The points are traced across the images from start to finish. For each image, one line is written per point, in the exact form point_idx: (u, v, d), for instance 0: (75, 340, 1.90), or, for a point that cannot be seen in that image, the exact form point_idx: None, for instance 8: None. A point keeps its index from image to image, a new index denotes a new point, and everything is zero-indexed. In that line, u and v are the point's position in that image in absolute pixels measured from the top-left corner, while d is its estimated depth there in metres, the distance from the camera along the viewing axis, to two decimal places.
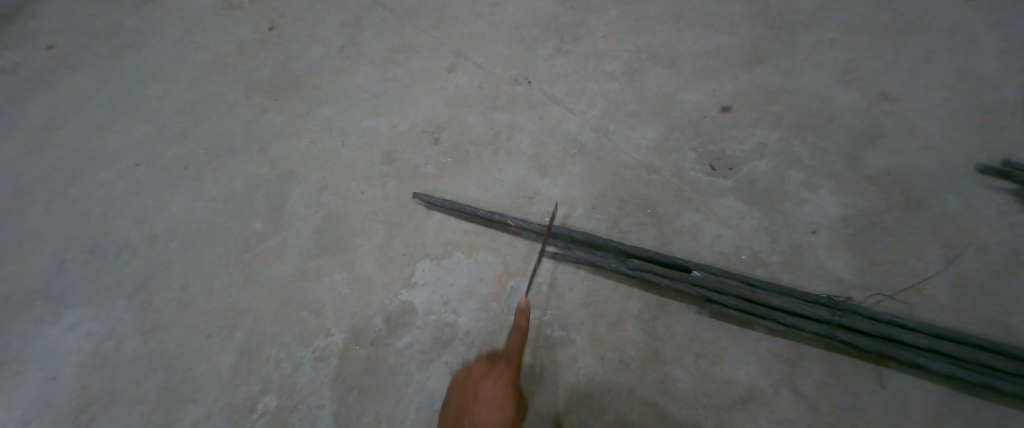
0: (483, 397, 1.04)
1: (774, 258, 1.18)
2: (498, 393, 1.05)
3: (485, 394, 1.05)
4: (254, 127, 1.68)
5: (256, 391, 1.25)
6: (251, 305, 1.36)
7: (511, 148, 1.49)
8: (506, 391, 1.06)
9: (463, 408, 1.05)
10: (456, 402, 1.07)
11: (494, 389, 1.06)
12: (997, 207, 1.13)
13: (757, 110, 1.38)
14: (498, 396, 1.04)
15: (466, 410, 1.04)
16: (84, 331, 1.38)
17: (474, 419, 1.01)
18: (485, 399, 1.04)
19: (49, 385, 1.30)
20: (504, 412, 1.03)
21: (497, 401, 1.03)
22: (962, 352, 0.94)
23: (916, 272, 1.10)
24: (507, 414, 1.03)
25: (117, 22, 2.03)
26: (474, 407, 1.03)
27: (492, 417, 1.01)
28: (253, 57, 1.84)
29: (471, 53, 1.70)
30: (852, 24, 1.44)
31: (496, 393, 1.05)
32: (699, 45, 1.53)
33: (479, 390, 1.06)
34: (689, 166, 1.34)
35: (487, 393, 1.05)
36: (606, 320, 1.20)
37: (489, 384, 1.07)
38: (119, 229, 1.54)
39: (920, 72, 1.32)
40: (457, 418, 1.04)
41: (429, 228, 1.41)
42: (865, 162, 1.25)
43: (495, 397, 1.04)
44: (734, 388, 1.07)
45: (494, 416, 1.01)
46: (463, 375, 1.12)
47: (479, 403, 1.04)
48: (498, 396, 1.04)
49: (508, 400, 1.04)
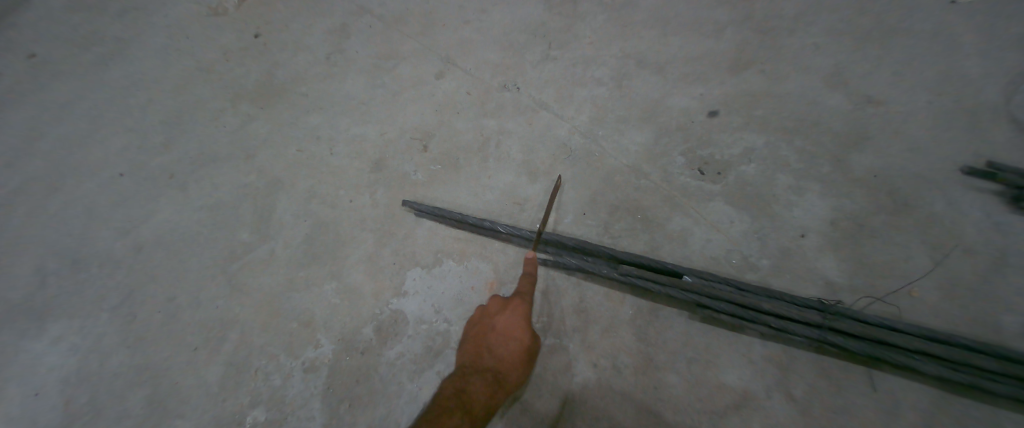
0: (500, 329, 1.12)
1: (765, 262, 1.19)
2: (514, 324, 1.11)
3: (502, 326, 1.12)
4: (240, 135, 1.66)
5: (244, 405, 1.22)
6: (238, 316, 1.34)
7: (501, 154, 1.48)
8: (521, 321, 1.12)
9: (482, 338, 1.13)
10: (474, 334, 1.15)
11: (510, 321, 1.12)
12: (982, 208, 1.14)
13: (744, 114, 1.39)
14: (514, 327, 1.11)
15: (485, 340, 1.12)
16: (66, 346, 1.35)
17: (494, 347, 1.10)
18: (502, 330, 1.11)
19: (31, 402, 1.27)
20: (520, 342, 1.10)
21: (513, 331, 1.10)
22: (951, 354, 0.95)
23: (903, 273, 1.11)
24: (525, 343, 1.10)
25: (100, 30, 2.00)
26: (492, 337, 1.12)
27: (510, 345, 1.09)
28: (239, 65, 1.82)
29: (460, 59, 1.70)
30: (836, 28, 1.46)
31: (512, 326, 1.11)
32: (686, 50, 1.54)
33: (496, 323, 1.14)
34: (679, 170, 1.35)
35: (504, 325, 1.12)
36: (598, 327, 1.19)
37: (505, 317, 1.13)
38: (103, 241, 1.51)
39: (903, 75, 1.34)
40: (477, 348, 1.12)
41: (419, 236, 1.40)
42: (851, 165, 1.26)
43: (512, 328, 1.11)
44: (727, 392, 1.07)
45: (512, 344, 1.09)
46: (480, 313, 1.19)
47: (497, 335, 1.11)
48: (514, 327, 1.11)
49: (524, 331, 1.11)
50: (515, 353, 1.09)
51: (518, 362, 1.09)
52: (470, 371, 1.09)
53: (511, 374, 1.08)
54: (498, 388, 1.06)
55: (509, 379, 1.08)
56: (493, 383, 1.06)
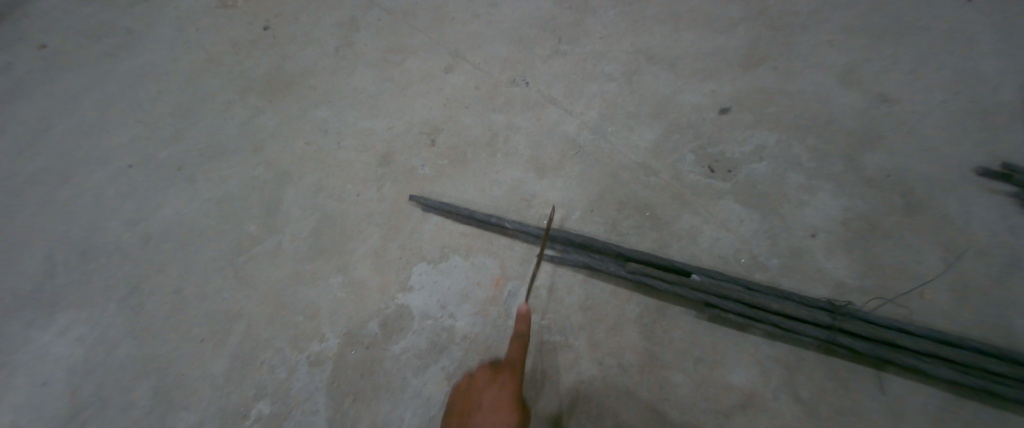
0: (487, 407, 0.94)
1: (774, 261, 1.18)
2: (503, 403, 0.94)
3: (489, 403, 0.95)
4: (248, 128, 1.66)
5: (250, 397, 1.23)
6: (245, 309, 1.34)
7: (509, 150, 1.47)
8: (511, 400, 0.95)
9: (465, 417, 0.95)
10: (457, 410, 0.98)
11: (499, 398, 0.96)
12: (997, 210, 1.12)
13: (756, 112, 1.37)
14: (503, 406, 0.94)
15: (470, 418, 0.94)
16: (74, 335, 1.36)
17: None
18: (489, 409, 0.94)
19: (39, 390, 1.28)
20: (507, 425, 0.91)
21: (502, 410, 0.93)
22: (964, 357, 0.93)
23: (916, 276, 1.10)
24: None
25: (109, 21, 2.00)
26: (478, 416, 0.93)
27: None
28: (247, 58, 1.82)
29: (468, 54, 1.68)
30: (851, 25, 1.44)
31: (500, 403, 0.94)
32: (698, 46, 1.52)
33: (483, 397, 0.97)
34: (688, 168, 1.33)
35: (492, 402, 0.95)
36: (604, 325, 1.19)
37: (494, 393, 0.97)
38: (112, 232, 1.52)
39: (919, 74, 1.32)
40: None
41: (425, 231, 1.39)
42: (864, 165, 1.24)
43: (500, 406, 0.94)
44: (734, 393, 1.06)
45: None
46: (466, 382, 1.03)
47: (483, 412, 0.93)
48: (503, 405, 0.94)
49: (513, 412, 0.93)
50: None
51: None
52: None
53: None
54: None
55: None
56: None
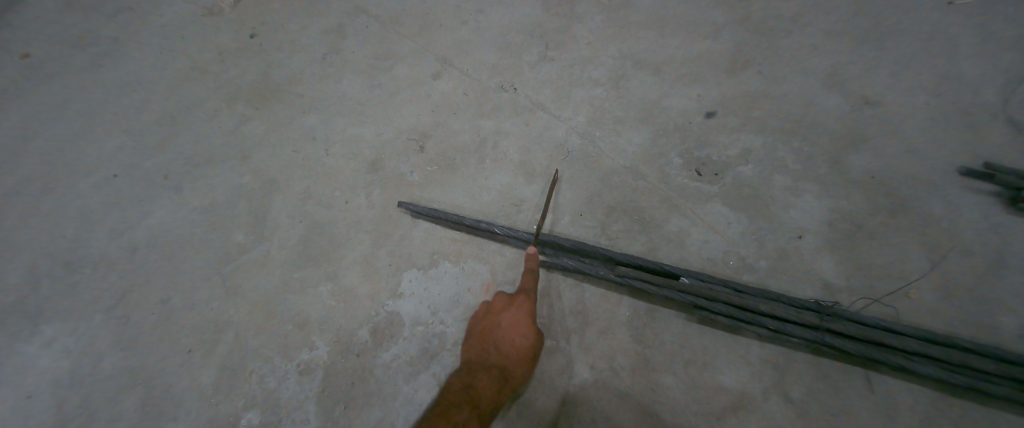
0: (505, 326, 1.12)
1: (762, 263, 1.18)
2: (519, 321, 1.10)
3: (508, 322, 1.12)
4: (236, 136, 1.65)
5: (239, 407, 1.21)
6: (233, 319, 1.33)
7: (498, 155, 1.48)
8: (526, 318, 1.10)
9: (488, 335, 1.13)
10: (480, 331, 1.15)
11: (516, 317, 1.12)
12: (979, 209, 1.14)
13: (742, 115, 1.38)
14: (520, 324, 1.10)
15: (493, 335, 1.12)
16: (58, 348, 1.33)
17: (500, 342, 1.11)
18: (508, 329, 1.11)
19: (23, 404, 1.26)
20: (524, 337, 1.09)
21: (519, 328, 1.10)
22: (949, 355, 0.94)
23: (901, 275, 1.11)
24: (531, 338, 1.09)
25: (95, 30, 1.99)
26: (499, 333, 1.12)
27: (515, 341, 1.09)
28: (235, 65, 1.81)
29: (456, 60, 1.69)
30: (833, 29, 1.46)
31: (518, 323, 1.11)
32: (684, 50, 1.53)
33: (502, 318, 1.13)
34: (676, 171, 1.34)
35: (510, 321, 1.12)
36: (595, 328, 1.19)
37: (511, 314, 1.12)
38: (98, 242, 1.50)
39: (901, 76, 1.34)
40: (483, 345, 1.12)
41: (415, 237, 1.39)
42: (849, 166, 1.25)
43: (517, 326, 1.10)
44: (725, 394, 1.07)
45: (517, 341, 1.09)
46: (485, 309, 1.19)
47: (503, 331, 1.11)
48: (520, 322, 1.10)
49: (530, 327, 1.10)
50: (519, 349, 1.09)
51: (524, 357, 1.09)
52: (475, 367, 1.10)
53: (516, 368, 1.09)
54: (506, 381, 1.08)
55: (516, 372, 1.09)
56: (499, 376, 1.08)
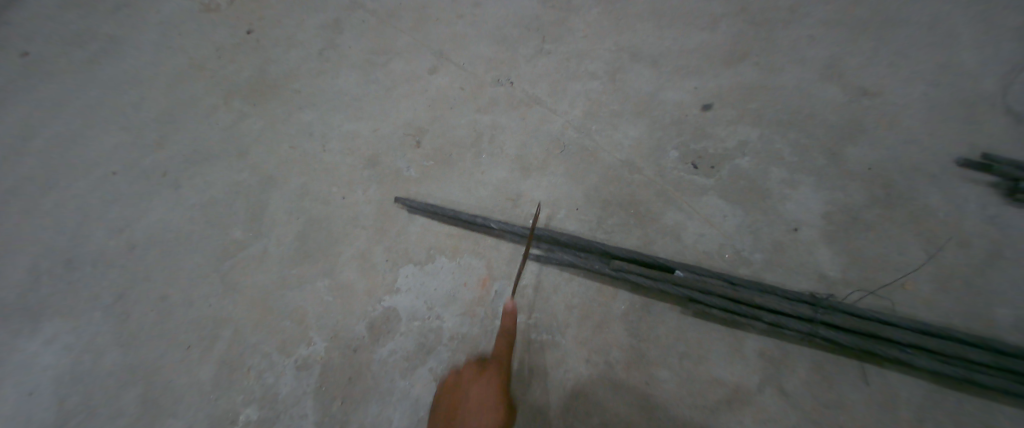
0: (474, 399, 0.97)
1: (758, 256, 1.18)
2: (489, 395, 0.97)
3: (478, 396, 0.98)
4: (232, 133, 1.65)
5: (238, 402, 1.22)
6: (231, 314, 1.34)
7: (494, 150, 1.47)
8: (499, 393, 0.98)
9: (452, 411, 0.97)
10: (445, 405, 1.00)
11: (486, 390, 0.98)
12: (977, 201, 1.13)
13: (739, 108, 1.37)
14: (491, 398, 0.96)
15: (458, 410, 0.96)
16: (60, 345, 1.35)
17: (465, 422, 0.94)
18: (475, 403, 0.96)
19: (27, 401, 1.27)
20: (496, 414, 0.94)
21: (490, 403, 0.96)
22: (945, 347, 0.94)
23: (897, 267, 1.11)
24: (500, 421, 0.93)
25: (91, 27, 1.98)
26: (466, 407, 0.96)
27: (482, 422, 0.93)
28: (231, 62, 1.81)
29: (452, 54, 1.68)
30: (832, 19, 1.44)
31: (488, 397, 0.97)
32: (680, 42, 1.52)
33: (471, 391, 0.99)
34: (672, 164, 1.34)
35: (479, 395, 0.98)
36: (591, 323, 1.19)
37: (480, 387, 0.99)
38: (97, 239, 1.50)
39: (900, 66, 1.32)
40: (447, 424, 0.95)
41: (411, 232, 1.39)
42: (846, 158, 1.25)
43: (486, 402, 0.96)
44: (720, 387, 1.07)
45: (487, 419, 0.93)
46: (451, 377, 1.05)
47: (471, 406, 0.96)
48: (491, 395, 0.97)
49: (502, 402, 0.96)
50: None
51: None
52: None
53: None
54: None
55: None
56: None
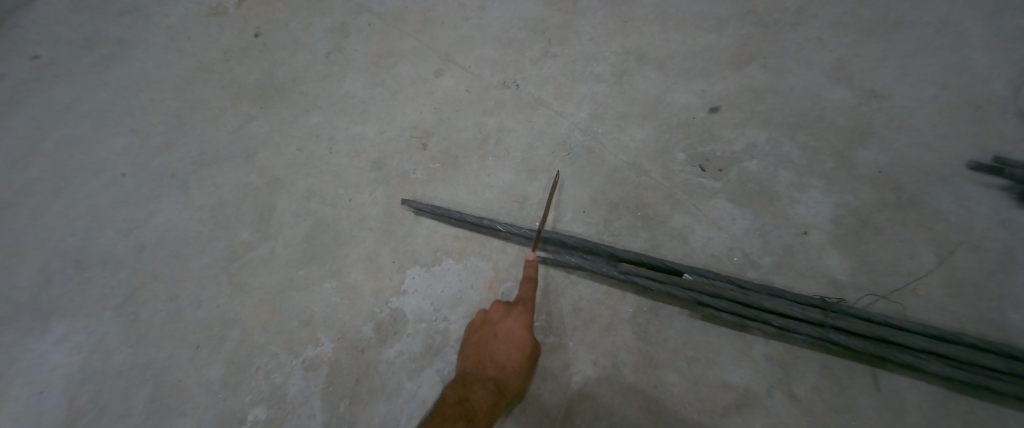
0: (501, 337, 1.10)
1: (767, 259, 1.18)
2: (514, 332, 1.09)
3: (505, 335, 1.10)
4: (241, 135, 1.66)
5: (246, 402, 1.23)
6: (239, 316, 1.34)
7: (501, 152, 1.48)
8: (523, 332, 1.09)
9: (483, 347, 1.11)
10: (476, 342, 1.14)
11: (512, 330, 1.10)
12: (988, 204, 1.12)
13: (746, 110, 1.37)
14: (516, 336, 1.09)
15: (487, 347, 1.11)
16: (70, 344, 1.36)
17: (494, 355, 1.09)
18: (503, 338, 1.10)
19: (38, 399, 1.28)
20: (520, 349, 1.08)
21: (515, 341, 1.08)
22: (958, 353, 0.93)
23: (908, 271, 1.10)
24: (525, 352, 1.08)
25: (102, 30, 2.00)
26: (494, 343, 1.10)
27: (509, 354, 1.08)
28: (239, 65, 1.82)
29: (458, 57, 1.69)
30: (840, 22, 1.43)
31: (513, 336, 1.09)
32: (687, 45, 1.52)
33: (498, 330, 1.11)
34: (680, 167, 1.33)
35: (505, 333, 1.10)
36: (598, 325, 1.19)
37: (506, 325, 1.11)
38: (107, 240, 1.52)
39: (909, 69, 1.32)
40: (479, 357, 1.11)
41: (418, 234, 1.39)
42: (855, 161, 1.24)
43: (512, 336, 1.09)
44: (729, 391, 1.06)
45: (514, 352, 1.08)
46: (481, 319, 1.17)
47: (500, 342, 1.10)
48: (516, 334, 1.09)
49: (525, 340, 1.08)
50: (514, 361, 1.07)
51: (520, 369, 1.07)
52: (471, 381, 1.09)
53: (512, 381, 1.07)
54: (501, 395, 1.06)
55: (511, 387, 1.07)
56: (493, 390, 1.07)
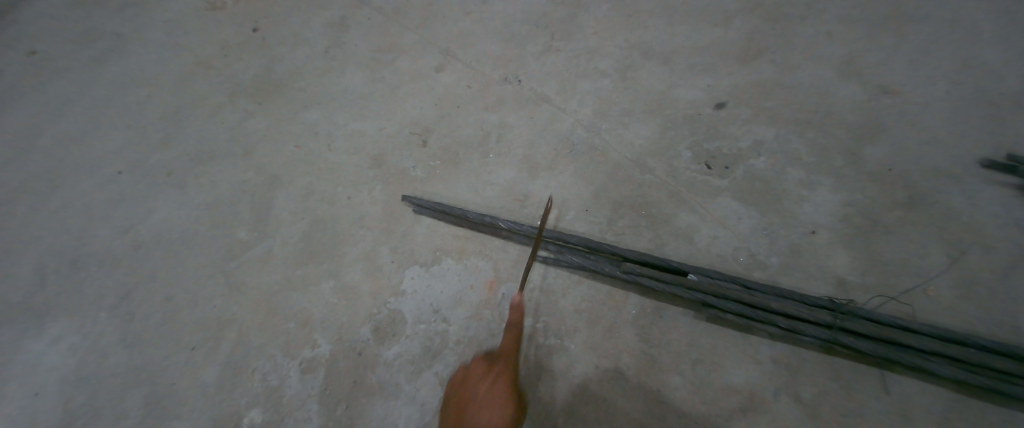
0: (483, 396, 1.05)
1: (774, 260, 1.15)
2: (498, 395, 1.05)
3: (487, 392, 1.05)
4: (238, 131, 1.64)
5: (242, 404, 1.21)
6: (236, 316, 1.32)
7: (502, 149, 1.45)
8: (507, 391, 1.07)
9: (461, 410, 1.04)
10: (455, 404, 1.06)
11: (494, 390, 1.06)
12: (1002, 204, 1.09)
13: (754, 106, 1.34)
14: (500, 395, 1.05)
15: (468, 409, 1.03)
16: (66, 345, 1.34)
17: (476, 417, 1.01)
18: (486, 398, 1.04)
19: (32, 401, 1.27)
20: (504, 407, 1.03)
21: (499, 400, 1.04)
22: (970, 356, 0.90)
23: (920, 272, 1.07)
24: (508, 413, 1.04)
25: (99, 25, 1.98)
26: (475, 406, 1.03)
27: (492, 417, 1.01)
28: (237, 60, 1.80)
29: (460, 52, 1.65)
30: (850, 15, 1.40)
31: (495, 393, 1.05)
32: (693, 40, 1.48)
33: (479, 391, 1.06)
34: (685, 164, 1.30)
35: (486, 394, 1.05)
36: (600, 327, 1.16)
37: (487, 386, 1.06)
38: (103, 239, 1.50)
39: (921, 63, 1.28)
40: (457, 419, 1.03)
41: (418, 233, 1.37)
42: (865, 158, 1.21)
43: (496, 396, 1.05)
44: (734, 395, 1.04)
45: (494, 416, 1.01)
46: (460, 376, 1.10)
47: (480, 404, 1.03)
48: (498, 396, 1.05)
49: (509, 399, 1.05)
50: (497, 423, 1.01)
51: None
52: None
53: None
54: None
55: None
56: None
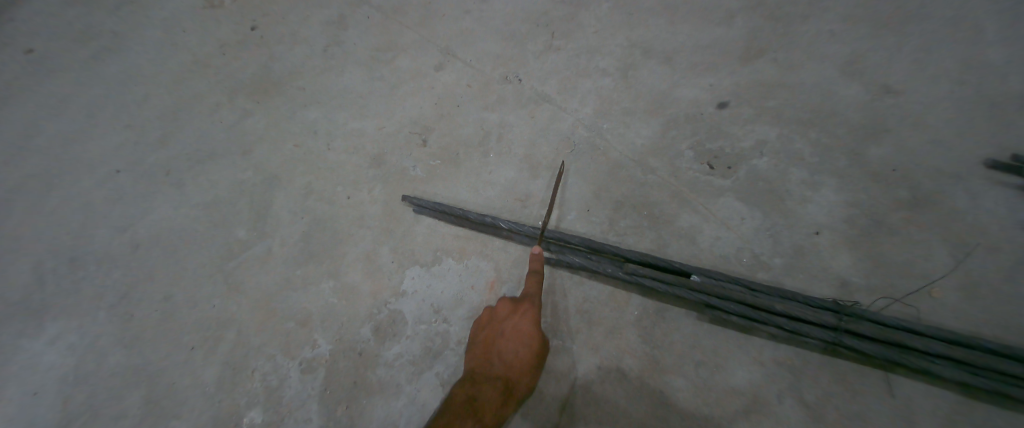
0: (507, 335, 1.08)
1: (777, 260, 1.14)
2: (521, 332, 1.06)
3: (510, 331, 1.08)
4: (236, 130, 1.62)
5: (241, 405, 1.20)
6: (235, 316, 1.32)
7: (502, 149, 1.44)
8: (530, 329, 1.06)
9: (489, 344, 1.11)
10: (482, 340, 1.12)
11: (519, 328, 1.07)
12: (1006, 204, 1.08)
13: (756, 106, 1.33)
14: (524, 333, 1.06)
15: (494, 345, 1.09)
16: (64, 345, 1.33)
17: (502, 352, 1.08)
18: (511, 335, 1.07)
19: (30, 401, 1.26)
20: (527, 347, 1.06)
21: (523, 338, 1.06)
22: (975, 358, 0.89)
23: (924, 274, 1.06)
24: (532, 350, 1.06)
25: (97, 23, 1.96)
26: (501, 342, 1.09)
27: (516, 352, 1.06)
28: (235, 59, 1.78)
29: (460, 51, 1.64)
30: (853, 15, 1.39)
31: (519, 333, 1.07)
32: (695, 39, 1.47)
33: (505, 328, 1.09)
34: (687, 164, 1.30)
35: (512, 331, 1.08)
36: (603, 328, 1.15)
37: (513, 324, 1.09)
38: (101, 238, 1.49)
39: (925, 63, 1.27)
40: (485, 352, 1.10)
41: (418, 233, 1.36)
42: (869, 159, 1.20)
43: (519, 334, 1.06)
44: (737, 397, 1.03)
45: (519, 351, 1.06)
46: (489, 313, 1.15)
47: (506, 340, 1.08)
48: (522, 334, 1.06)
49: (533, 337, 1.06)
50: (522, 358, 1.06)
51: (528, 367, 1.06)
52: (478, 378, 1.08)
53: (519, 379, 1.06)
54: (511, 392, 1.06)
55: (520, 383, 1.07)
56: (503, 387, 1.06)
